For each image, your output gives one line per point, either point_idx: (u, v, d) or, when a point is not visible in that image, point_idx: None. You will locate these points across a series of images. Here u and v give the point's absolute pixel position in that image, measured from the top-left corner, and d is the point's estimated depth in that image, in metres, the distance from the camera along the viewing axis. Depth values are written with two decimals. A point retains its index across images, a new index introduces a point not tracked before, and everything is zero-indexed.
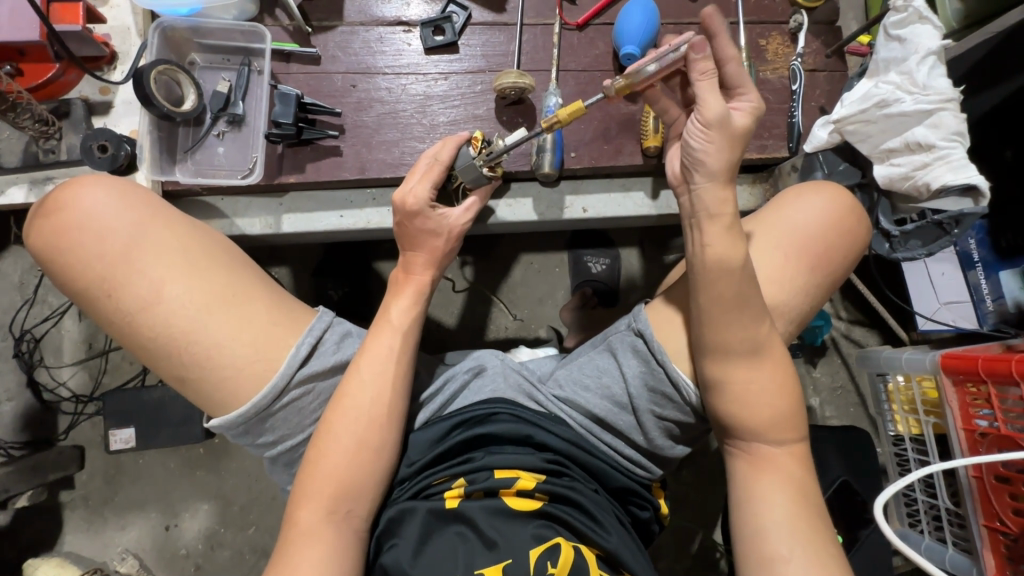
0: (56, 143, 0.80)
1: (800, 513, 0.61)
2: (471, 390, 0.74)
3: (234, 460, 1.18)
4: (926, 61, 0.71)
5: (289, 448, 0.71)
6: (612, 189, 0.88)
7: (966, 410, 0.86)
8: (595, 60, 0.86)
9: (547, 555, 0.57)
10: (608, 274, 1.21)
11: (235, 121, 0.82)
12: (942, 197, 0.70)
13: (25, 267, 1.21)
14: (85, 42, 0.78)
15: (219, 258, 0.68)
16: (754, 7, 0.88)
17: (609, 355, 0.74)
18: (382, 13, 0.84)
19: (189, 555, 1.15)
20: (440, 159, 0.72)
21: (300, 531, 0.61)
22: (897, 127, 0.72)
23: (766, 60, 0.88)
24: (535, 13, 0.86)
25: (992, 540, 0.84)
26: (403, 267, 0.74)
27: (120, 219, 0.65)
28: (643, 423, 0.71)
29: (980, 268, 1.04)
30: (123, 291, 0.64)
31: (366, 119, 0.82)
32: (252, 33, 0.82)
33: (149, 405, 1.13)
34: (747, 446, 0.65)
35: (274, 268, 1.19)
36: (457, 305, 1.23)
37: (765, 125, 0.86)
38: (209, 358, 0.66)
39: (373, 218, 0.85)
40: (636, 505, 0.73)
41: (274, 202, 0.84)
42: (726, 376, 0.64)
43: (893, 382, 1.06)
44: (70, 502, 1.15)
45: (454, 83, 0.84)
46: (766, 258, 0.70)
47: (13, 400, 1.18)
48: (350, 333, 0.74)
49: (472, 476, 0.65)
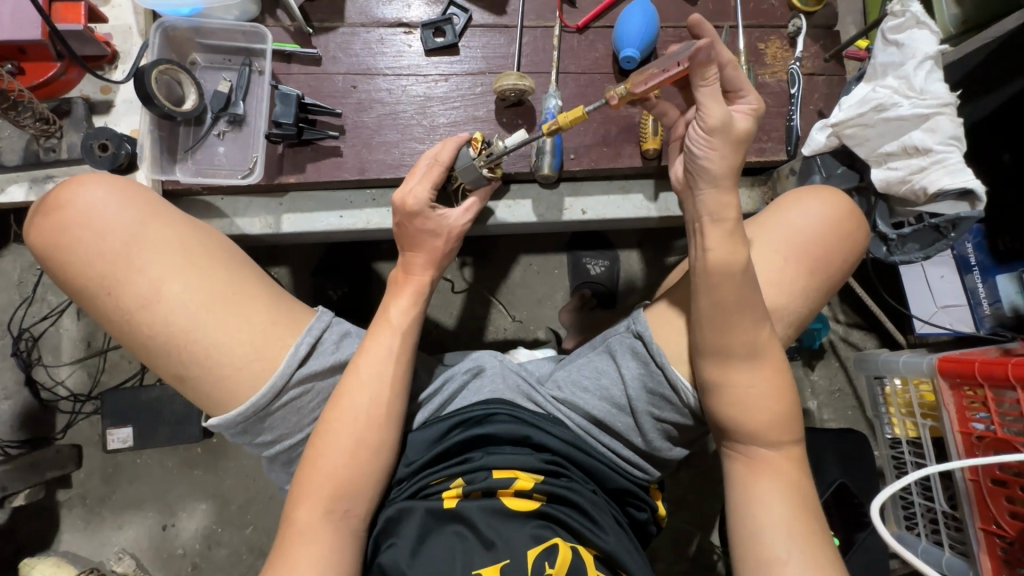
0: (57, 142, 0.80)
1: (798, 516, 0.61)
2: (470, 390, 0.74)
3: (232, 460, 1.18)
4: (924, 65, 0.72)
5: (287, 448, 0.71)
6: (611, 191, 0.88)
7: (963, 413, 0.87)
8: (595, 62, 0.86)
9: (544, 555, 0.57)
10: (607, 276, 1.22)
11: (236, 121, 0.82)
12: (939, 201, 0.71)
13: (24, 266, 1.21)
14: (86, 41, 0.79)
15: (219, 257, 0.68)
16: (754, 11, 0.88)
17: (608, 356, 0.74)
18: (383, 15, 0.85)
19: (186, 555, 1.15)
20: (441, 160, 0.72)
21: (297, 529, 0.61)
22: (895, 131, 0.73)
23: (765, 64, 0.88)
24: (535, 16, 0.86)
25: (989, 543, 0.85)
26: (402, 267, 0.74)
27: (121, 217, 0.65)
28: (641, 424, 0.71)
29: (977, 271, 1.06)
30: (123, 290, 0.64)
31: (367, 120, 0.83)
32: (253, 34, 0.82)
33: (148, 404, 1.13)
34: (745, 449, 0.65)
35: (274, 268, 1.19)
36: (456, 306, 1.23)
37: (764, 129, 0.87)
38: (208, 357, 0.66)
39: (373, 218, 0.85)
40: (634, 506, 0.74)
41: (274, 202, 0.85)
42: (725, 380, 0.64)
43: (891, 385, 1.06)
44: (68, 501, 1.15)
45: (454, 84, 0.84)
46: (765, 263, 0.71)
47: (11, 399, 1.17)
48: (349, 333, 0.74)
49: (471, 476, 0.65)
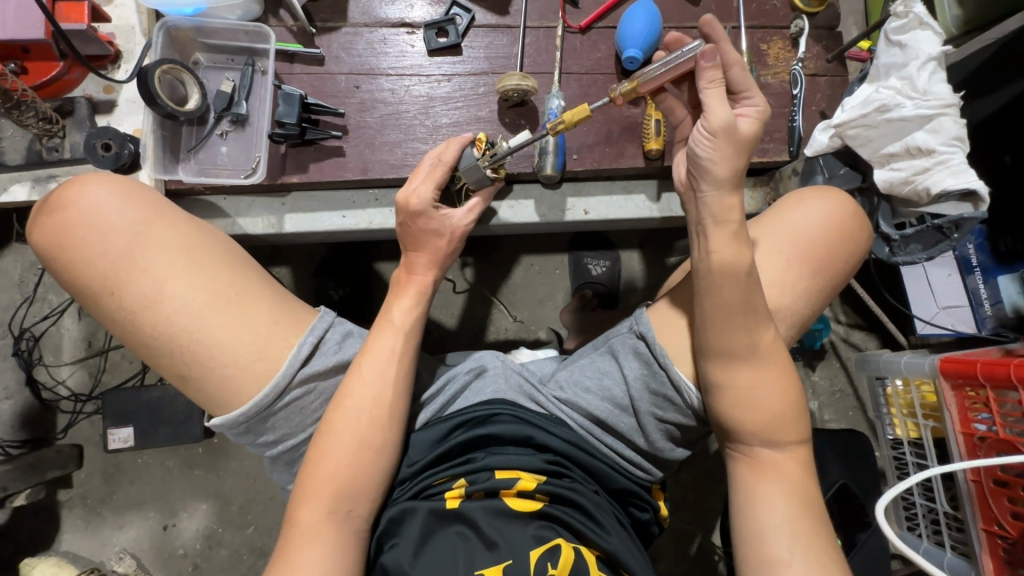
0: (59, 142, 0.79)
1: (800, 517, 0.61)
2: (472, 391, 0.75)
3: (233, 460, 1.18)
4: (926, 66, 0.71)
5: (289, 448, 0.71)
6: (613, 191, 0.88)
7: (965, 414, 0.87)
8: (597, 63, 0.86)
9: (547, 556, 0.57)
10: (608, 276, 1.22)
11: (238, 121, 0.82)
12: (942, 201, 0.70)
13: (25, 265, 1.21)
14: (90, 41, 0.79)
15: (221, 257, 0.68)
16: (757, 12, 0.89)
17: (610, 356, 0.74)
18: (385, 15, 0.85)
19: (186, 555, 1.15)
20: (444, 159, 0.72)
21: (299, 530, 0.61)
22: (899, 132, 0.73)
23: (768, 64, 0.88)
24: (537, 16, 0.86)
25: (991, 544, 0.85)
26: (404, 267, 0.74)
27: (125, 217, 0.65)
28: (643, 424, 0.71)
29: (979, 273, 1.06)
30: (127, 289, 0.64)
31: (369, 120, 0.83)
32: (257, 33, 0.82)
33: (148, 404, 1.13)
34: (747, 450, 0.65)
35: (275, 268, 1.19)
36: (457, 306, 1.23)
37: (767, 129, 0.87)
38: (211, 356, 0.66)
39: (375, 218, 0.86)
40: (636, 506, 0.73)
41: (277, 202, 0.85)
42: (727, 380, 0.64)
43: (893, 386, 1.06)
44: (68, 501, 1.15)
45: (457, 84, 0.84)
46: (767, 264, 0.71)
47: (12, 399, 1.17)
48: (351, 333, 0.74)
49: (473, 477, 0.65)
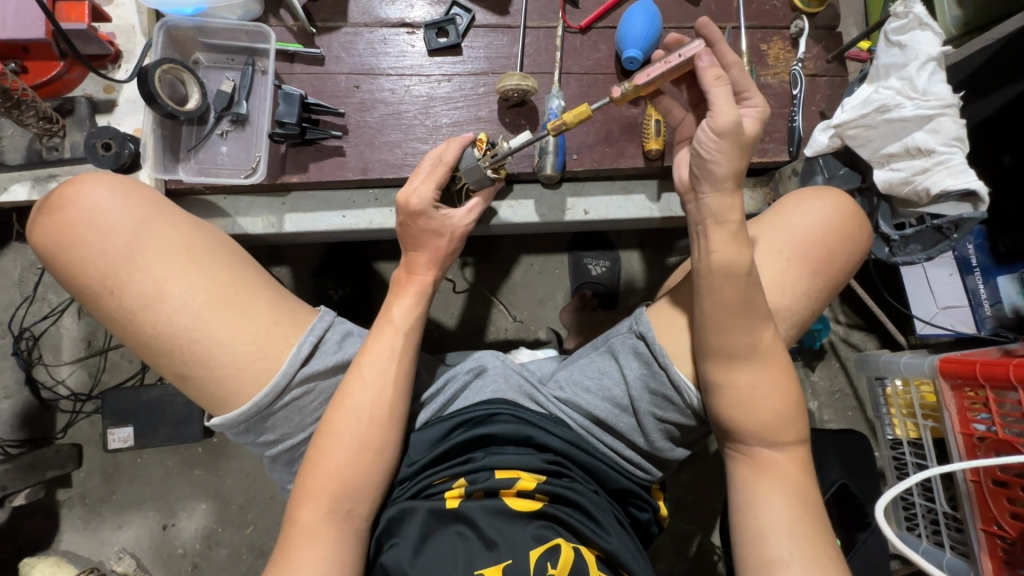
0: (59, 141, 0.79)
1: (799, 517, 0.61)
2: (472, 390, 0.75)
3: (233, 459, 1.18)
4: (926, 67, 0.71)
5: (289, 448, 0.71)
6: (613, 191, 0.88)
7: (964, 414, 0.87)
8: (597, 63, 0.86)
9: (547, 556, 0.57)
10: (608, 276, 1.22)
11: (239, 121, 0.81)
12: (942, 201, 0.71)
13: (25, 265, 1.21)
14: (90, 40, 0.79)
15: (220, 257, 0.68)
16: (757, 13, 0.89)
17: (610, 355, 0.74)
18: (385, 15, 0.85)
19: (186, 555, 1.15)
20: (444, 159, 0.72)
21: (299, 529, 0.61)
22: (898, 132, 0.73)
23: (767, 65, 0.88)
24: (537, 16, 0.86)
25: (990, 544, 0.85)
26: (404, 267, 0.74)
27: (124, 217, 0.65)
28: (643, 424, 0.71)
29: (978, 273, 1.06)
30: (126, 289, 0.64)
31: (369, 120, 0.83)
32: (257, 33, 0.82)
33: (148, 403, 1.13)
34: (747, 450, 0.66)
35: (275, 268, 1.19)
36: (457, 306, 1.23)
37: (766, 129, 0.87)
38: (211, 355, 0.66)
39: (375, 218, 0.86)
40: (636, 506, 0.73)
41: (277, 202, 0.85)
42: (727, 380, 0.64)
43: (892, 386, 1.06)
44: (67, 500, 1.15)
45: (457, 84, 0.84)
46: (767, 264, 0.71)
47: (12, 398, 1.17)
48: (351, 333, 0.74)
49: (473, 477, 0.65)
